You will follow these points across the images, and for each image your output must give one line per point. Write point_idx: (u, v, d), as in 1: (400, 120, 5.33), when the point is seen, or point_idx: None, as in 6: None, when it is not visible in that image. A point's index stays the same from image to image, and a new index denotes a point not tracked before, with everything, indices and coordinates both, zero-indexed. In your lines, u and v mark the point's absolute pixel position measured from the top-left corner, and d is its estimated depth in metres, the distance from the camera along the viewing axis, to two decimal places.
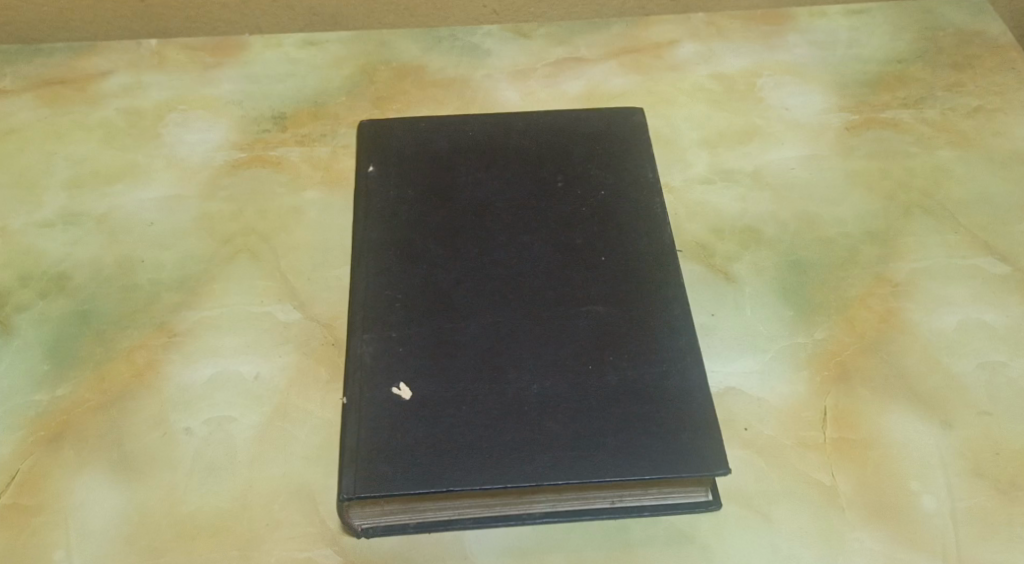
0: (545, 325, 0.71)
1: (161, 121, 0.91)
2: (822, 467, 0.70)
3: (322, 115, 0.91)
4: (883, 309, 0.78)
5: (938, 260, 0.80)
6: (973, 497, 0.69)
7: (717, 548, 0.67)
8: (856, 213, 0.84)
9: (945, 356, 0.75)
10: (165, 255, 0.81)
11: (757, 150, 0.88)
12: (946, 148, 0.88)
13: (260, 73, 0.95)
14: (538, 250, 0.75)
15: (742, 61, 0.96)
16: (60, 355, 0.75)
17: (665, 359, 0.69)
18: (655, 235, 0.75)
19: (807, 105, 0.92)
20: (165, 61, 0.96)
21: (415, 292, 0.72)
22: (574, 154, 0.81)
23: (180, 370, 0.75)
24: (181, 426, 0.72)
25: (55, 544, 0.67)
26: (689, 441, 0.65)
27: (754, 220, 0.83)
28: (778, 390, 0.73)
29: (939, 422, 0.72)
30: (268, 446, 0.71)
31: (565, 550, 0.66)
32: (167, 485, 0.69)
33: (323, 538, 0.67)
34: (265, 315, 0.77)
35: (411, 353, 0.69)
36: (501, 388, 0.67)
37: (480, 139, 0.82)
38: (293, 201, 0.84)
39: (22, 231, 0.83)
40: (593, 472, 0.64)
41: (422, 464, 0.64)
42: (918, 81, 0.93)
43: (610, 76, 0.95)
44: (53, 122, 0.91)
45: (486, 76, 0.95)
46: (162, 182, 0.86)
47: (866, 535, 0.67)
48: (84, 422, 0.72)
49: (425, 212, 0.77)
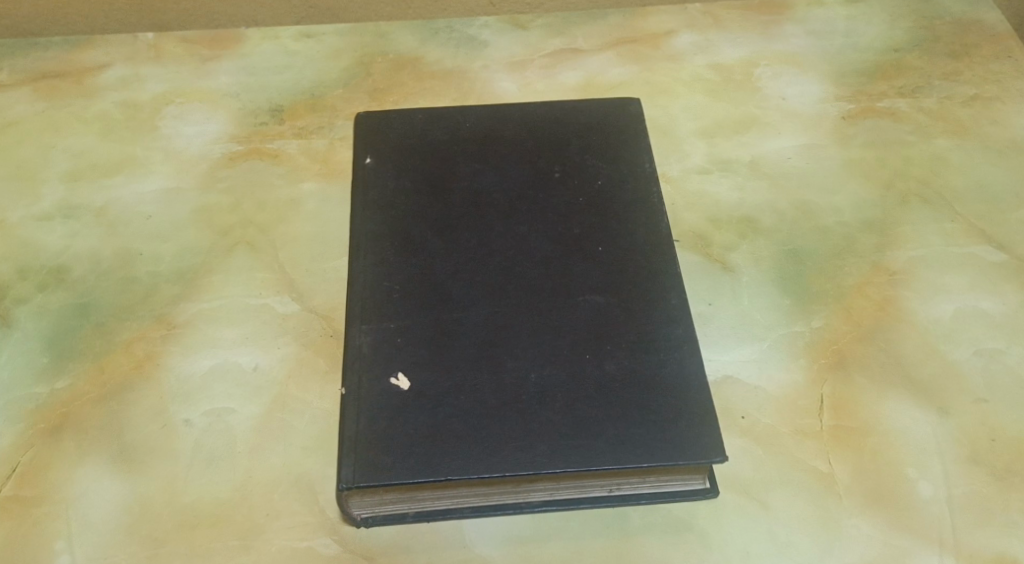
0: (543, 315, 0.71)
1: (159, 113, 0.91)
2: (819, 455, 0.70)
3: (319, 108, 0.91)
4: (880, 298, 0.78)
5: (935, 248, 0.81)
6: (969, 484, 0.69)
7: (715, 535, 0.67)
8: (854, 202, 0.84)
9: (942, 344, 0.75)
10: (164, 247, 0.81)
11: (754, 140, 0.88)
12: (943, 137, 0.88)
13: (258, 65, 0.95)
14: (534, 240, 0.75)
15: (739, 50, 0.96)
16: (60, 347, 0.76)
17: (663, 348, 0.69)
18: (652, 225, 0.76)
19: (804, 95, 0.92)
20: (162, 53, 0.96)
21: (414, 283, 0.72)
22: (570, 144, 0.81)
23: (179, 362, 0.75)
24: (181, 418, 0.72)
25: (57, 536, 0.67)
26: (686, 429, 0.65)
27: (751, 209, 0.83)
28: (776, 379, 0.74)
29: (936, 409, 0.72)
30: (267, 437, 0.71)
31: (563, 538, 0.67)
32: (167, 475, 0.70)
33: (323, 527, 0.68)
34: (264, 307, 0.78)
35: (410, 344, 0.69)
36: (500, 378, 0.68)
37: (477, 130, 0.82)
38: (291, 193, 0.85)
39: (20, 225, 0.83)
40: (592, 459, 0.64)
41: (422, 453, 0.64)
42: (915, 70, 0.93)
43: (607, 67, 0.95)
44: (51, 115, 0.91)
45: (483, 66, 0.95)
46: (160, 174, 0.86)
47: (863, 521, 0.68)
48: (84, 413, 0.72)
49: (424, 204, 0.77)
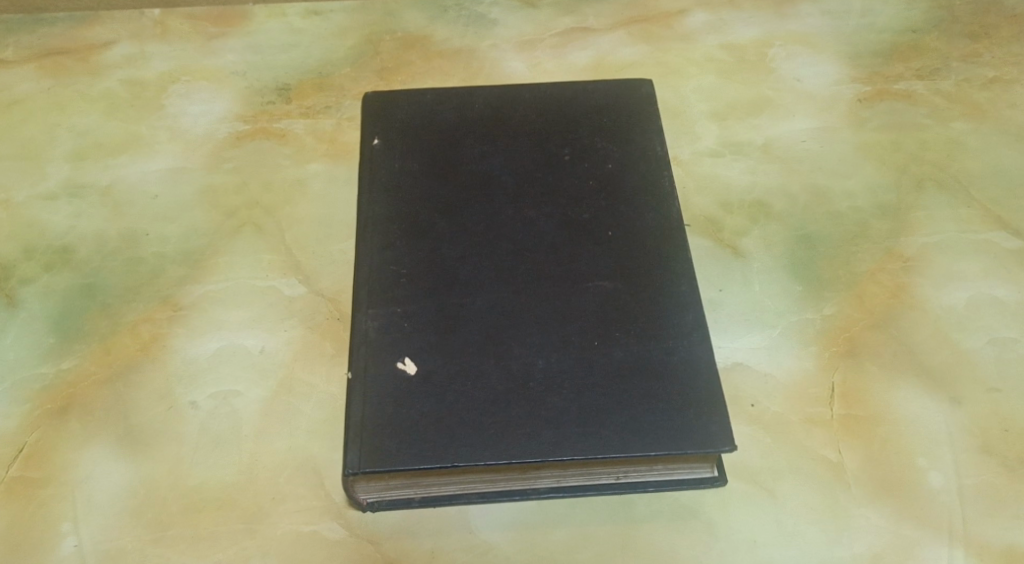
0: (551, 301, 0.70)
1: (164, 92, 0.90)
2: (828, 443, 0.70)
3: (326, 86, 0.90)
4: (893, 285, 0.77)
5: (949, 233, 0.80)
6: (980, 474, 0.68)
7: (721, 524, 0.67)
8: (867, 186, 0.83)
9: (955, 332, 0.74)
10: (170, 228, 0.81)
11: (767, 123, 0.87)
12: (960, 120, 0.87)
13: (264, 43, 0.94)
14: (543, 224, 0.74)
15: (753, 30, 0.94)
16: (66, 328, 0.75)
17: (672, 335, 0.68)
18: (663, 210, 0.75)
19: (819, 76, 0.90)
20: (167, 30, 0.95)
21: (421, 267, 0.72)
22: (580, 126, 0.80)
23: (185, 344, 0.74)
24: (187, 400, 0.72)
25: (62, 519, 0.67)
26: (695, 417, 0.65)
27: (763, 193, 0.82)
28: (786, 365, 0.73)
29: (948, 398, 0.71)
30: (273, 419, 0.71)
31: (569, 525, 0.67)
32: (173, 458, 0.69)
33: (329, 511, 0.67)
34: (270, 290, 0.77)
35: (417, 329, 0.69)
36: (507, 364, 0.67)
37: (486, 110, 0.81)
38: (298, 173, 0.84)
39: (26, 204, 0.83)
40: (599, 447, 0.64)
41: (428, 439, 0.64)
42: (933, 51, 0.92)
43: (619, 46, 0.93)
44: (56, 93, 0.90)
45: (492, 46, 0.94)
46: (165, 154, 0.86)
47: (871, 511, 0.67)
48: (90, 395, 0.72)
49: (431, 186, 0.76)
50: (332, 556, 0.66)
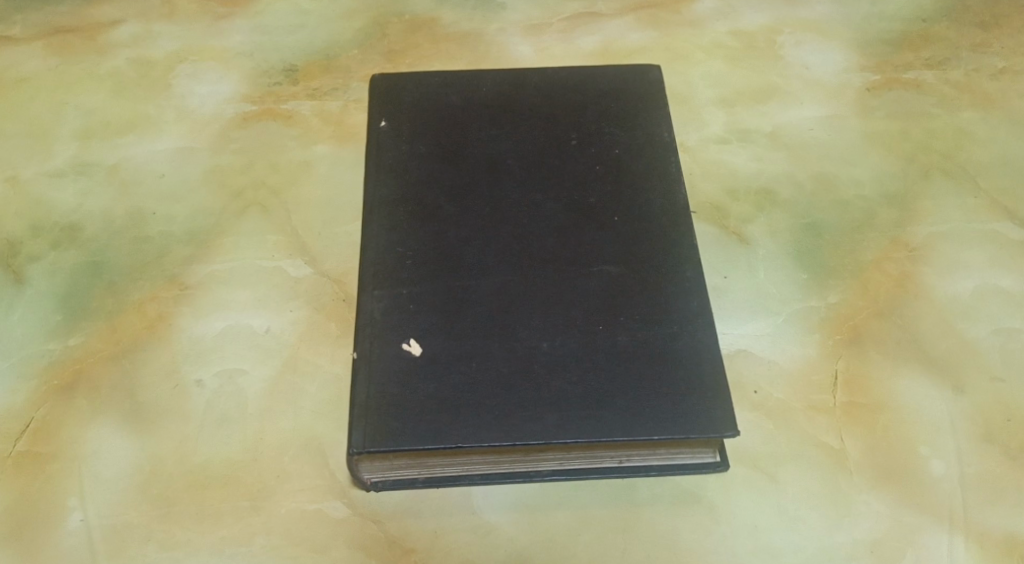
0: (556, 285, 0.70)
1: (172, 72, 0.90)
2: (831, 430, 0.70)
3: (333, 68, 0.90)
4: (899, 274, 0.77)
5: (956, 223, 0.80)
6: (982, 462, 0.69)
7: (723, 509, 0.67)
8: (874, 175, 0.83)
9: (959, 321, 0.75)
10: (177, 208, 0.81)
11: (775, 110, 0.87)
12: (968, 110, 0.87)
13: (272, 24, 0.94)
14: (549, 208, 0.74)
15: (762, 17, 0.94)
16: (72, 306, 0.76)
17: (677, 320, 0.68)
18: (669, 195, 0.75)
19: (827, 63, 0.90)
20: (175, 10, 0.95)
21: (427, 249, 0.72)
22: (588, 111, 0.80)
23: (191, 323, 0.75)
24: (193, 379, 0.72)
25: (68, 494, 0.68)
26: (698, 403, 0.65)
27: (769, 180, 0.82)
28: (789, 352, 0.73)
29: (951, 387, 0.72)
30: (278, 399, 0.71)
31: (571, 507, 0.67)
32: (178, 436, 0.70)
33: (332, 490, 0.68)
34: (276, 270, 0.77)
35: (423, 310, 0.69)
36: (511, 346, 0.67)
37: (493, 94, 0.81)
38: (304, 154, 0.84)
39: (33, 181, 0.83)
40: (602, 430, 0.64)
41: (432, 420, 0.64)
42: (942, 40, 0.92)
43: (627, 32, 0.93)
44: (64, 72, 0.90)
45: (500, 30, 0.93)
46: (173, 133, 0.86)
47: (873, 498, 0.67)
48: (97, 371, 0.73)
49: (438, 168, 0.76)
50: (336, 534, 0.66)
